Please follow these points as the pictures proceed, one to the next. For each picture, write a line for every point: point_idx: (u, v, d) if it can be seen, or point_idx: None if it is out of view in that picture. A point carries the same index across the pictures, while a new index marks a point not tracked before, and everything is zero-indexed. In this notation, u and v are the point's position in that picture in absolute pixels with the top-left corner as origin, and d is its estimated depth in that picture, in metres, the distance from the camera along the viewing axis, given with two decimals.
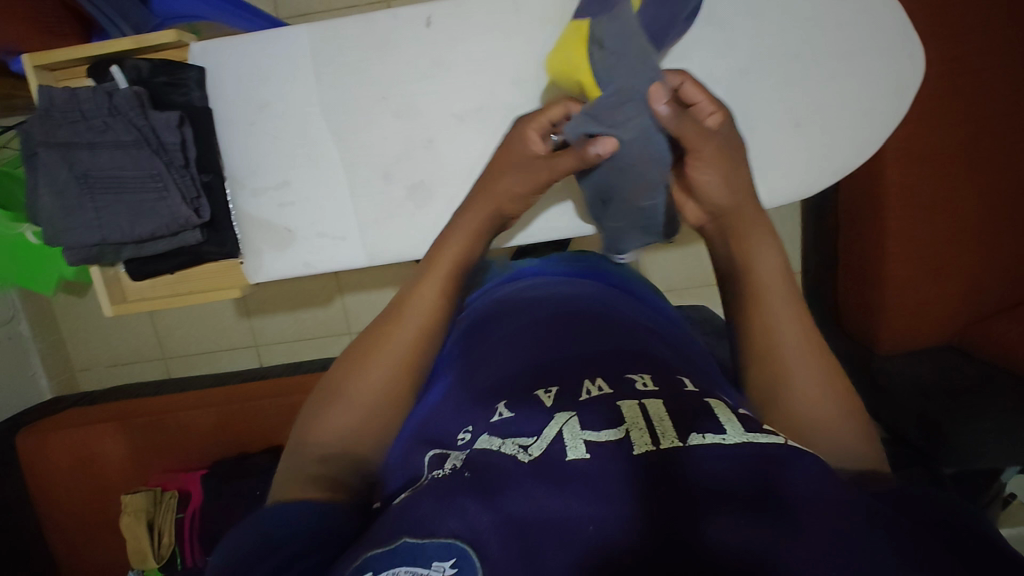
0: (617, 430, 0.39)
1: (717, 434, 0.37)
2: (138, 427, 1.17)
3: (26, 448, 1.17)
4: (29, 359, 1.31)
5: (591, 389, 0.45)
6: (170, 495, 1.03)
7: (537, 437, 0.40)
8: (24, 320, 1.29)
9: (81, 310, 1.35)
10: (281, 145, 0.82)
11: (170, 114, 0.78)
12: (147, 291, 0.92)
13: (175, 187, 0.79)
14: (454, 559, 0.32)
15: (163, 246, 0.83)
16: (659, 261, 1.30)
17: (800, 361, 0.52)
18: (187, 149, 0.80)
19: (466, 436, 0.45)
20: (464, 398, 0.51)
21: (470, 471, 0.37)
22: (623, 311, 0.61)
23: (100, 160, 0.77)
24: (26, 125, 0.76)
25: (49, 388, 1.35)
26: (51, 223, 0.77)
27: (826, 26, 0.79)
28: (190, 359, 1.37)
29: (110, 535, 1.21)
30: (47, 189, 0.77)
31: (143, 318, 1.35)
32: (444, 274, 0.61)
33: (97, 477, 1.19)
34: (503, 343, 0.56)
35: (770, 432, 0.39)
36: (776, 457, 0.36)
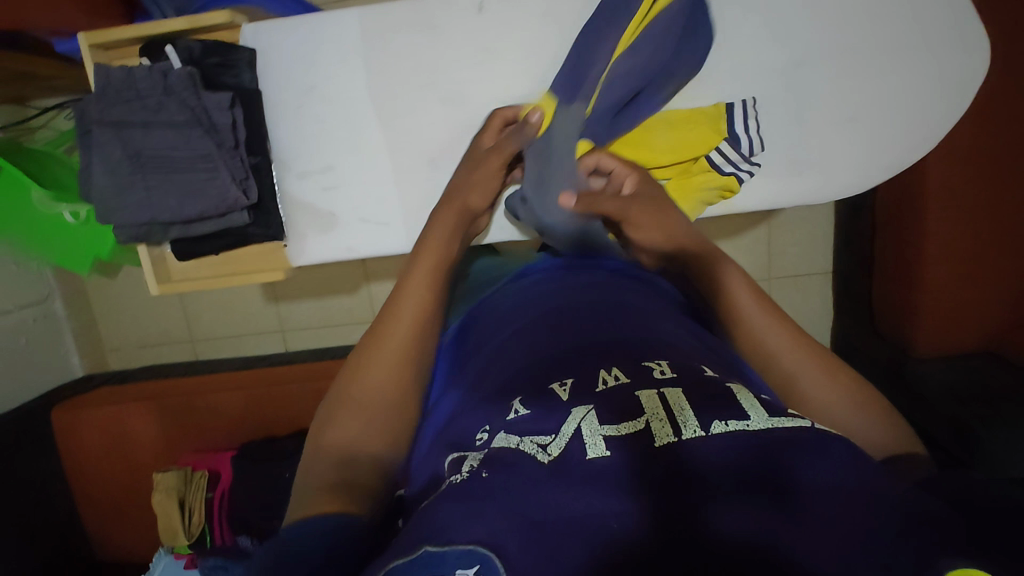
0: (637, 420, 0.38)
1: (741, 421, 0.37)
2: (168, 407, 1.19)
3: (63, 423, 1.20)
4: (62, 337, 1.34)
5: (607, 380, 0.44)
6: (200, 474, 1.04)
7: (556, 434, 0.38)
8: (59, 299, 1.32)
9: (113, 291, 1.38)
10: (326, 129, 0.83)
11: (222, 95, 0.79)
12: (192, 272, 0.92)
13: (225, 167, 0.79)
14: (477, 566, 0.30)
15: (209, 228, 0.83)
16: None
17: (798, 366, 0.51)
18: (238, 131, 0.81)
19: (483, 437, 0.43)
20: (481, 395, 0.50)
21: (488, 472, 0.36)
22: (639, 300, 0.60)
23: (152, 139, 0.78)
24: (83, 103, 0.78)
25: (80, 366, 1.37)
26: (104, 200, 0.79)
27: (884, 18, 0.77)
28: (217, 343, 1.38)
29: (141, 512, 1.24)
30: (102, 168, 0.78)
31: (172, 301, 1.37)
32: (425, 277, 0.60)
33: (128, 455, 1.22)
34: (521, 338, 0.55)
35: (794, 413, 0.38)
36: (806, 441, 0.35)
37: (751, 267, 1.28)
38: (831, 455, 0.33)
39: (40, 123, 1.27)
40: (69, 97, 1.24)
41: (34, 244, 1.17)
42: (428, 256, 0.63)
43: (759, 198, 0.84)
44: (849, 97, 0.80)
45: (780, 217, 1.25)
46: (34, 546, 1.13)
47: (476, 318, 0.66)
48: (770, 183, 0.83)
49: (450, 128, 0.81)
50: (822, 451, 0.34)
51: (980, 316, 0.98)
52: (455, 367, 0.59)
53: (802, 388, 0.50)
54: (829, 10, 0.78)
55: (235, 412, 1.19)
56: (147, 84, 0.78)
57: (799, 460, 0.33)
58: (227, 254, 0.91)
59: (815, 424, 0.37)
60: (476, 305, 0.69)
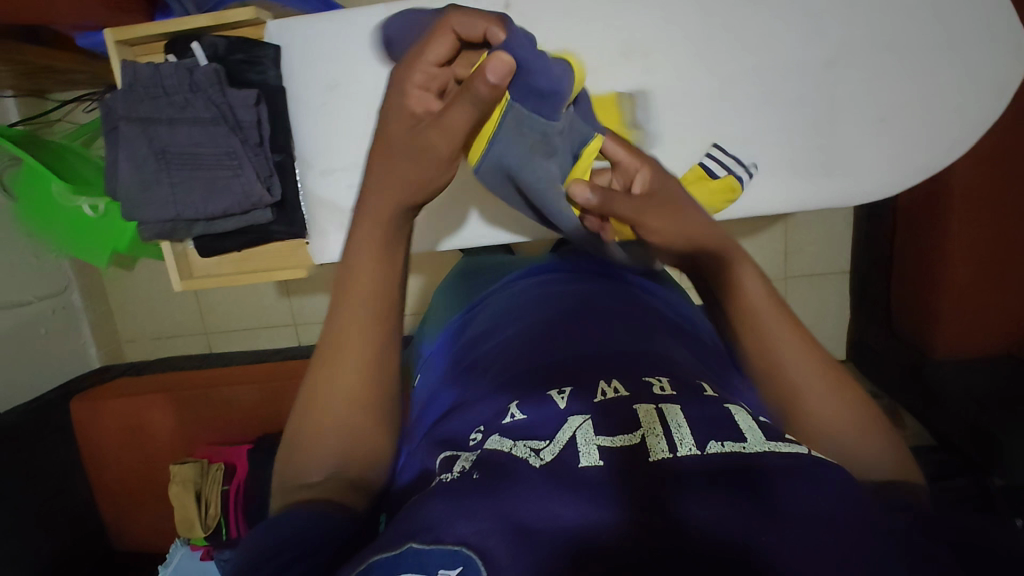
0: (633, 434, 0.38)
1: (737, 442, 0.36)
2: (186, 400, 1.21)
3: (81, 412, 1.22)
4: (80, 328, 1.35)
5: (606, 391, 0.43)
6: (217, 467, 1.05)
7: (550, 441, 0.38)
8: (77, 291, 1.34)
9: (130, 283, 1.38)
10: (352, 128, 0.80)
11: (247, 93, 0.79)
12: (214, 269, 0.92)
13: (250, 165, 0.81)
14: (460, 567, 0.31)
15: (233, 224, 0.84)
16: None
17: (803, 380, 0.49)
18: (262, 128, 0.81)
19: (477, 437, 0.42)
20: (487, 389, 0.49)
21: (479, 472, 0.36)
22: (632, 313, 0.58)
23: (178, 136, 0.79)
24: (108, 99, 0.78)
25: (97, 357, 1.39)
26: (129, 196, 0.79)
27: (919, 18, 0.76)
28: (231, 336, 1.39)
29: (157, 503, 1.26)
30: (127, 164, 0.78)
31: (188, 293, 1.38)
32: (361, 319, 0.48)
33: (146, 446, 1.24)
34: (522, 338, 0.54)
35: (792, 440, 0.38)
36: (802, 466, 0.35)
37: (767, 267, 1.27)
38: (826, 484, 0.34)
39: (57, 116, 1.28)
40: (90, 91, 1.25)
41: (53, 237, 1.18)
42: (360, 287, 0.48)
43: (781, 199, 0.83)
44: (883, 97, 0.78)
45: (797, 216, 1.23)
46: (51, 534, 1.15)
47: (471, 322, 0.66)
48: (772, 183, 0.82)
49: None
50: (813, 476, 0.34)
51: (987, 324, 0.97)
52: (457, 366, 0.58)
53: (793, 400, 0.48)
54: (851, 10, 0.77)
55: (250, 405, 1.20)
56: (174, 81, 0.78)
57: (785, 478, 0.34)
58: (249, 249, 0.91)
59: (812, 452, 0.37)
60: (471, 310, 0.70)
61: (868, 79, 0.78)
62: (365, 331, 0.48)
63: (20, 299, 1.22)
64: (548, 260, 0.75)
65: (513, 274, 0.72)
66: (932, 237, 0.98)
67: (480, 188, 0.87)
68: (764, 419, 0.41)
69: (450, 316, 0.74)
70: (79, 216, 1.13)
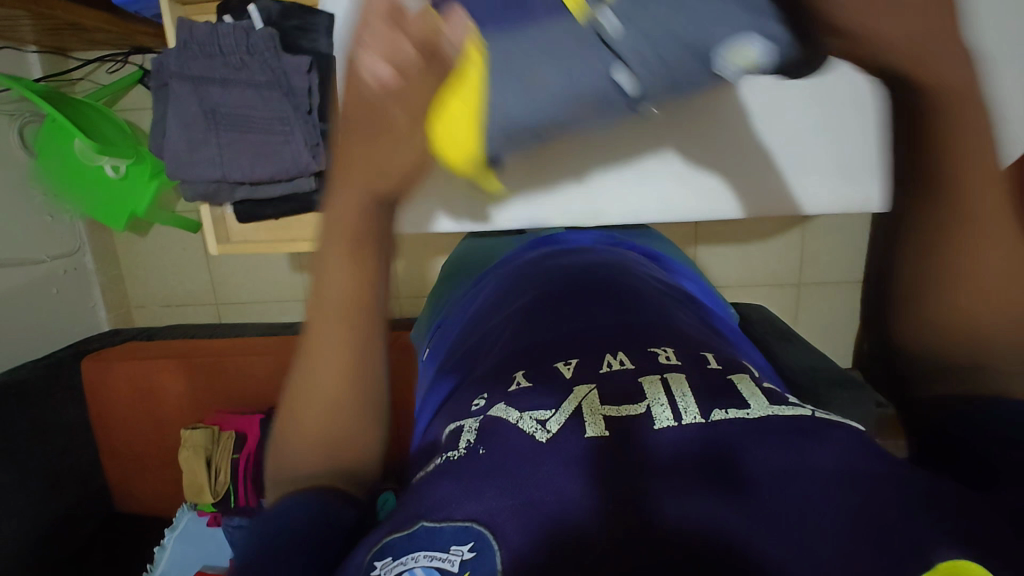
0: (638, 404, 0.37)
1: (741, 409, 0.36)
2: (195, 366, 1.21)
3: (88, 374, 1.23)
4: (90, 291, 1.34)
5: (612, 362, 0.42)
6: (227, 436, 1.06)
7: (555, 411, 0.38)
8: (90, 253, 1.32)
9: (144, 248, 1.37)
10: None
11: (302, 59, 0.78)
12: (250, 235, 0.90)
13: (300, 130, 0.80)
14: (472, 543, 0.31)
15: (279, 190, 0.85)
16: (716, 257, 1.28)
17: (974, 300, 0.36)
18: (312, 96, 0.80)
19: (479, 402, 0.41)
20: (485, 371, 0.46)
21: (484, 448, 0.36)
22: (636, 279, 0.57)
23: (233, 98, 0.79)
24: (163, 55, 0.79)
25: (107, 320, 1.38)
26: (175, 155, 0.80)
27: None
28: (242, 307, 1.38)
29: (162, 468, 1.26)
30: (178, 124, 0.79)
31: (201, 262, 1.37)
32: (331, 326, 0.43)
33: (153, 410, 1.24)
34: (521, 315, 0.52)
35: (797, 403, 0.38)
36: (802, 426, 0.34)
37: (781, 271, 1.28)
38: (833, 443, 0.33)
39: (78, 76, 1.27)
40: (115, 51, 1.23)
41: (69, 196, 1.17)
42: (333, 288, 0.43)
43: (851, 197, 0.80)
44: None
45: (816, 220, 1.23)
46: (55, 493, 1.15)
47: (478, 294, 0.66)
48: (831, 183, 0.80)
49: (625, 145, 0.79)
50: (820, 439, 0.33)
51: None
52: (462, 346, 0.57)
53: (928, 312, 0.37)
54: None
55: (259, 377, 1.20)
56: (231, 41, 0.78)
57: (782, 451, 0.33)
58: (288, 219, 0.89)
59: (815, 413, 0.37)
60: (478, 283, 0.70)
61: None
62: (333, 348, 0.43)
63: (33, 258, 1.21)
64: (552, 237, 0.74)
65: (515, 252, 0.72)
66: None
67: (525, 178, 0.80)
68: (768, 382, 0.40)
69: (460, 291, 0.74)
70: (99, 177, 1.13)
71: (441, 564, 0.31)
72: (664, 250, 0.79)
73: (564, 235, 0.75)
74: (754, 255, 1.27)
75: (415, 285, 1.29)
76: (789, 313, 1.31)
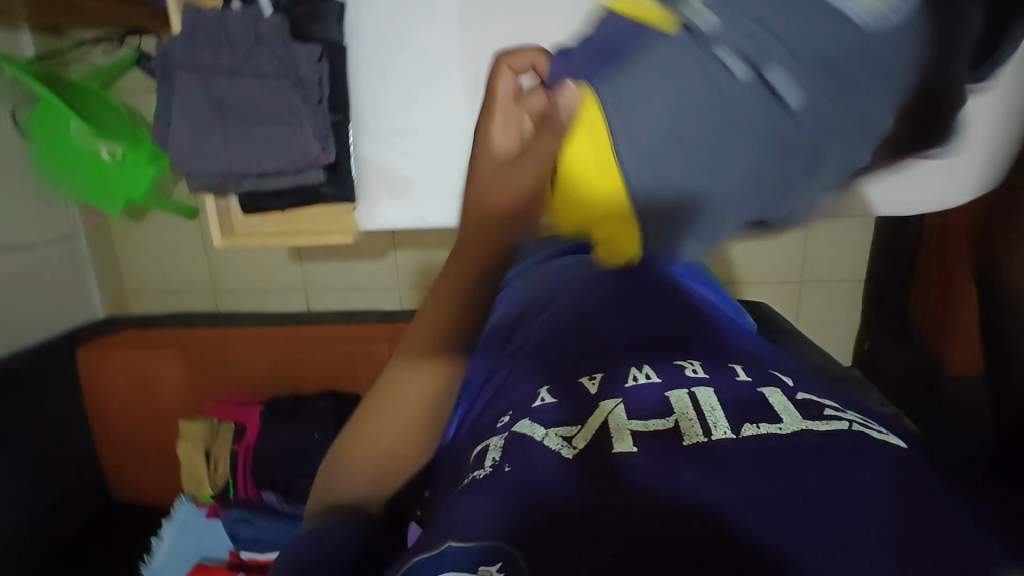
0: (665, 420, 0.38)
1: (773, 424, 0.36)
2: (196, 357, 1.20)
3: (86, 361, 1.21)
4: (85, 277, 1.32)
5: (638, 375, 0.42)
6: (227, 426, 1.07)
7: (581, 427, 0.38)
8: (84, 238, 1.30)
9: (139, 234, 1.34)
10: (410, 90, 0.80)
11: (312, 48, 0.76)
12: (256, 227, 0.90)
13: (309, 123, 0.77)
14: (500, 564, 0.29)
15: (284, 183, 0.82)
16: (721, 253, 1.27)
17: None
18: (323, 87, 0.78)
19: (504, 420, 0.42)
20: (519, 375, 0.48)
21: (511, 465, 0.35)
22: (664, 291, 0.59)
23: (237, 87, 0.77)
24: (169, 44, 0.77)
25: (102, 307, 1.35)
26: (182, 146, 0.78)
27: None
28: (240, 295, 1.36)
29: (158, 460, 1.25)
30: (183, 114, 0.77)
31: (198, 248, 1.34)
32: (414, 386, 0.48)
33: (152, 402, 1.22)
34: (555, 326, 0.53)
35: (831, 417, 0.37)
36: (841, 444, 0.34)
37: (786, 268, 1.27)
38: (871, 460, 0.33)
39: (73, 56, 1.22)
40: (110, 31, 1.19)
41: (64, 179, 1.14)
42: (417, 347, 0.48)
43: None
44: None
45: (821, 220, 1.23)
46: (51, 482, 1.14)
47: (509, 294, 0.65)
48: None
49: None
50: (857, 455, 0.33)
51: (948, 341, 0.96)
52: (491, 346, 0.57)
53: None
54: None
55: (260, 368, 1.20)
56: (239, 30, 0.76)
57: (820, 469, 0.32)
58: (297, 212, 0.89)
59: (852, 427, 0.36)
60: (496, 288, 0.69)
61: None
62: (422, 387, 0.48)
63: (26, 243, 1.18)
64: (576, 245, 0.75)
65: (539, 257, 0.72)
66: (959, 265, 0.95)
67: None
68: (799, 394, 0.40)
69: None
70: (93, 161, 1.10)
71: None
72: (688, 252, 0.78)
73: None
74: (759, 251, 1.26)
75: (417, 277, 1.27)
76: (791, 310, 1.31)
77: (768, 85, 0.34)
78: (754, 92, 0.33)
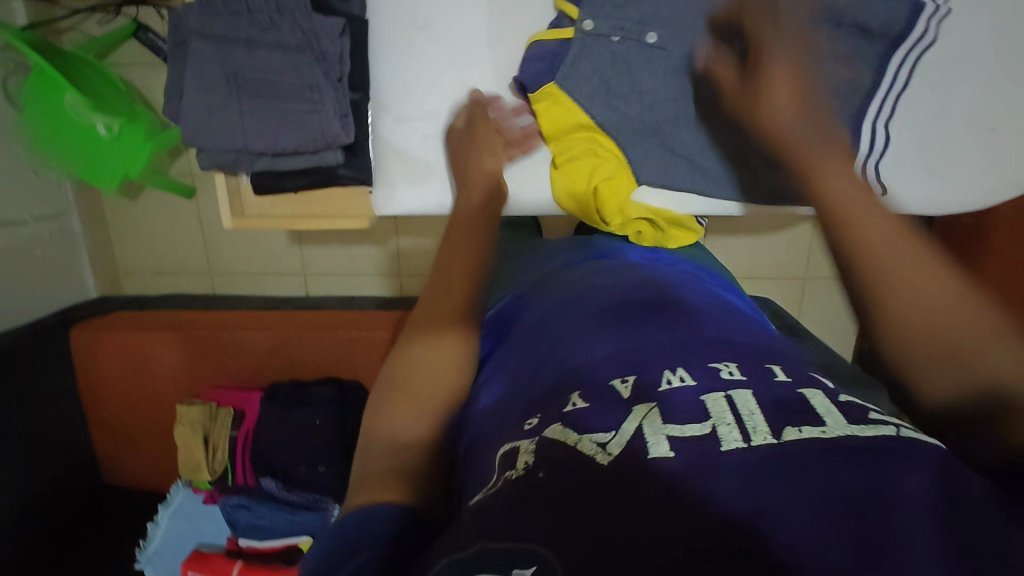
0: (702, 425, 0.36)
1: (816, 427, 0.34)
2: (193, 340, 1.18)
3: (79, 342, 1.18)
4: (76, 256, 1.27)
5: (672, 379, 0.41)
6: (226, 411, 1.04)
7: (615, 433, 0.37)
8: (77, 216, 1.26)
9: (133, 214, 1.30)
10: (433, 69, 0.77)
11: (335, 22, 0.74)
12: (267, 209, 0.87)
13: (331, 101, 0.75)
14: (534, 568, 0.30)
15: (300, 163, 0.79)
16: (727, 247, 1.26)
17: (910, 306, 0.40)
18: (344, 63, 0.75)
19: (532, 423, 0.41)
20: (551, 380, 0.45)
21: (544, 471, 0.34)
22: (692, 296, 0.58)
23: (254, 60, 0.75)
24: (181, 12, 0.74)
25: (94, 287, 1.32)
26: (194, 122, 0.75)
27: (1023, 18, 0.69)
28: (237, 279, 1.33)
29: (153, 445, 1.23)
30: (195, 88, 0.75)
31: (194, 229, 1.30)
32: (435, 344, 0.51)
33: (147, 385, 1.20)
34: (583, 326, 0.51)
35: (879, 422, 0.35)
36: (889, 449, 0.32)
37: (791, 265, 1.27)
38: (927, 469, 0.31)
39: (67, 26, 1.18)
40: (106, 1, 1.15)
41: (58, 156, 1.11)
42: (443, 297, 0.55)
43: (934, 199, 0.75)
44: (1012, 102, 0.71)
45: None
46: (44, 463, 1.12)
47: (527, 295, 0.64)
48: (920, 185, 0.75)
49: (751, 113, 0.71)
50: (911, 459, 0.31)
51: None
52: (512, 347, 0.55)
53: (890, 322, 0.41)
54: (985, 10, 0.70)
55: (258, 352, 1.18)
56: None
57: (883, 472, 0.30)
58: (313, 193, 0.86)
59: (900, 431, 0.34)
60: (521, 291, 0.66)
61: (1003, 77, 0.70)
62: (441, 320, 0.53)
63: (16, 219, 1.14)
64: (600, 246, 0.73)
65: (569, 258, 0.70)
66: None
67: (643, 144, 0.74)
68: (842, 397, 0.38)
69: (503, 294, 0.69)
70: (89, 135, 1.06)
71: None
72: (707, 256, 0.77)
73: (609, 241, 0.75)
74: (764, 247, 1.25)
75: (417, 266, 1.25)
76: (793, 307, 1.31)
77: (644, 38, 0.70)
78: (637, 49, 0.71)
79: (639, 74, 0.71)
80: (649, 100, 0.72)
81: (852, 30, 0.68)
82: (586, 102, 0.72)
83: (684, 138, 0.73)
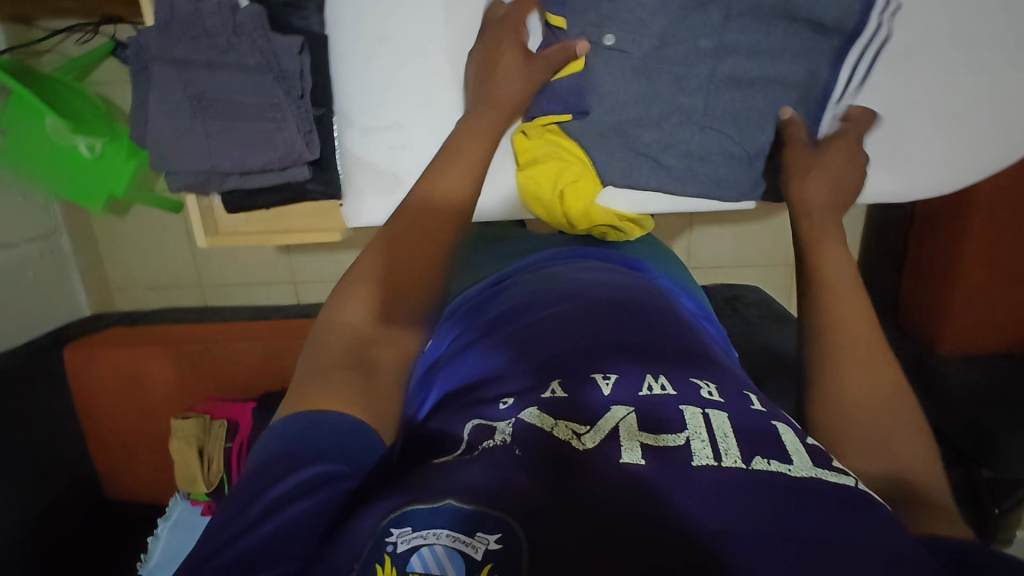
0: (677, 436, 0.37)
1: (784, 463, 0.35)
2: (185, 354, 1.19)
3: (73, 361, 1.19)
4: (68, 275, 1.29)
5: (653, 386, 0.41)
6: (219, 423, 1.05)
7: (592, 427, 0.38)
8: (66, 235, 1.27)
9: (122, 230, 1.31)
10: (395, 83, 0.78)
11: (293, 40, 0.75)
12: (242, 225, 0.89)
13: (293, 119, 0.77)
14: (500, 534, 0.32)
15: (268, 180, 0.81)
16: (712, 237, 1.26)
17: (853, 398, 0.49)
18: (305, 79, 0.77)
19: (507, 403, 0.41)
20: (523, 370, 0.45)
21: (520, 449, 0.36)
22: (666, 302, 0.58)
23: (217, 82, 0.76)
24: (142, 36, 0.75)
25: (87, 305, 1.33)
26: (161, 145, 0.77)
27: (977, 7, 0.70)
28: (228, 290, 1.34)
29: (150, 458, 1.25)
30: (160, 107, 0.76)
31: (183, 242, 1.31)
32: (415, 247, 0.50)
33: (141, 400, 1.22)
34: (556, 320, 0.50)
35: (841, 470, 0.36)
36: (849, 498, 0.33)
37: (778, 252, 1.27)
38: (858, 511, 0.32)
39: (46, 47, 1.18)
40: (80, 21, 1.15)
41: (42, 179, 1.11)
42: (433, 205, 0.53)
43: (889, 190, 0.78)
44: (955, 94, 0.74)
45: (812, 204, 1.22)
46: (45, 481, 1.14)
47: (499, 280, 0.65)
48: (881, 177, 0.78)
49: (708, 111, 0.72)
50: (856, 510, 0.33)
51: (931, 323, 1.02)
52: (484, 329, 0.54)
53: (837, 403, 0.49)
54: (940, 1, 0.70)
55: (251, 363, 1.19)
56: (214, 21, 0.74)
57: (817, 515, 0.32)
58: (281, 210, 0.88)
59: (860, 484, 0.35)
60: (496, 281, 0.65)
61: (951, 70, 0.73)
62: (421, 244, 0.50)
63: (6, 241, 1.15)
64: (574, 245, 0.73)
65: (536, 254, 0.69)
66: (935, 266, 1.01)
67: (602, 137, 0.75)
68: (810, 439, 0.39)
69: (475, 282, 0.69)
70: (73, 155, 1.07)
71: (464, 547, 0.32)
72: (665, 261, 0.77)
73: (570, 242, 0.75)
74: (749, 235, 1.26)
75: None
76: (781, 295, 1.31)
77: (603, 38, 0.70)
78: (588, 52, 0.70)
79: (592, 78, 0.72)
80: (609, 99, 0.73)
81: (806, 25, 0.68)
82: (553, 108, 0.73)
83: (647, 138, 0.74)
